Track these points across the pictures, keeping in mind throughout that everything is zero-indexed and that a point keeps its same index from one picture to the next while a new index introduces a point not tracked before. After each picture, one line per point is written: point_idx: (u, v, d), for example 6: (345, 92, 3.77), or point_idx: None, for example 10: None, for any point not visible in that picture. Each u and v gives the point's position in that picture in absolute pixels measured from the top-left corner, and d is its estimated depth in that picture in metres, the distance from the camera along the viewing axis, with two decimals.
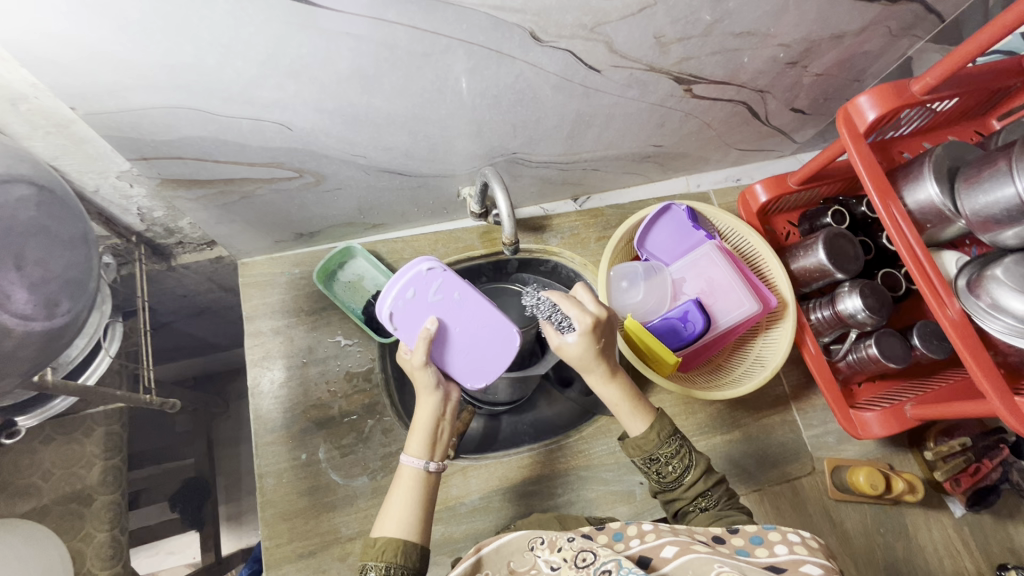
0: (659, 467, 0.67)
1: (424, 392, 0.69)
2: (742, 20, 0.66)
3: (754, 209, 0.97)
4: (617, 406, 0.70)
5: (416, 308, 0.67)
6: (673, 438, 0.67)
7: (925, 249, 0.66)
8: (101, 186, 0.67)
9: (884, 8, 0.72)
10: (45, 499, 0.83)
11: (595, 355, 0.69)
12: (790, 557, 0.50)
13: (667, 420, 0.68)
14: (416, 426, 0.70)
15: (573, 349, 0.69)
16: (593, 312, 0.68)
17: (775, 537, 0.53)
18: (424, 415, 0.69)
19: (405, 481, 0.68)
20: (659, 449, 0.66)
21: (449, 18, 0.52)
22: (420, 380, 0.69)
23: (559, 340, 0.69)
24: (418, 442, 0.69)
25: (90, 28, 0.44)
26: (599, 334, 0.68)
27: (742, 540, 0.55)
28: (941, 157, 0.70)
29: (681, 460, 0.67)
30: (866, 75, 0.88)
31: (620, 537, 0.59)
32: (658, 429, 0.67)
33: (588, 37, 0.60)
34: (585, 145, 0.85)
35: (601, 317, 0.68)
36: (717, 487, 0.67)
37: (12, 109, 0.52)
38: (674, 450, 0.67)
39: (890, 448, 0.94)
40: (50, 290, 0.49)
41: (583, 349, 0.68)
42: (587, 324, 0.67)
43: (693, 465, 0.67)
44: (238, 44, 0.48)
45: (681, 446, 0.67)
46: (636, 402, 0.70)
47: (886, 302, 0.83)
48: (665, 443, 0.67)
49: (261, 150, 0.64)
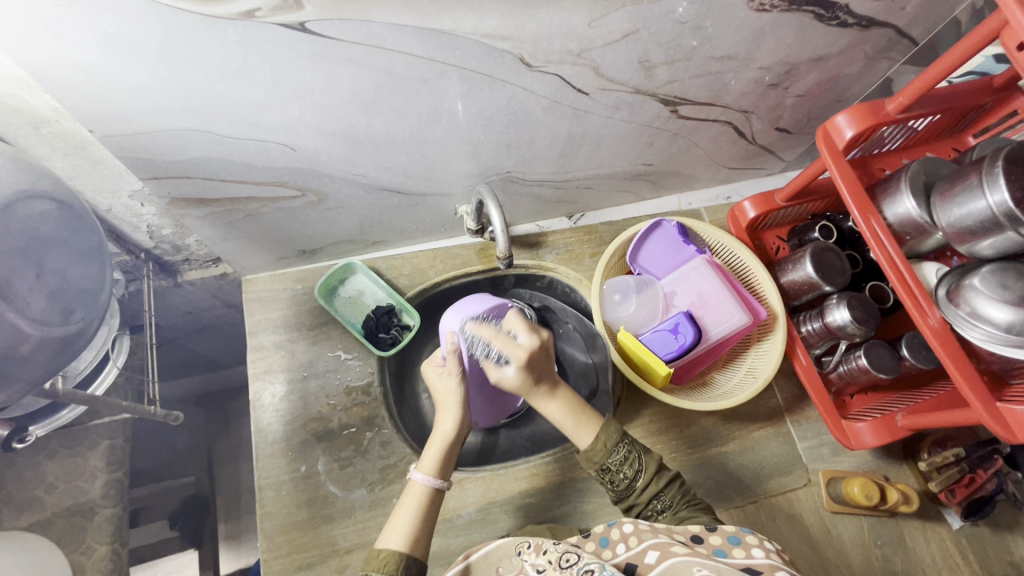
0: (612, 475, 0.69)
1: (447, 407, 0.73)
2: (722, 45, 0.69)
3: (743, 225, 0.99)
4: (564, 423, 0.72)
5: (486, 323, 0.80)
6: (619, 444, 0.70)
7: (905, 261, 0.68)
8: (113, 205, 0.70)
9: (859, 32, 0.76)
10: (48, 512, 0.85)
11: (532, 384, 0.72)
12: (766, 561, 0.51)
13: (614, 428, 0.71)
14: (433, 440, 0.72)
15: (512, 381, 0.71)
16: (526, 345, 0.71)
17: (752, 540, 0.55)
18: (444, 429, 0.72)
19: (413, 497, 0.68)
20: (606, 456, 0.69)
21: (444, 45, 0.56)
22: (443, 392, 0.74)
23: (498, 374, 0.72)
24: (431, 458, 0.71)
25: (111, 56, 0.47)
26: (534, 366, 0.71)
27: (720, 539, 0.57)
28: (918, 172, 0.73)
29: (631, 465, 0.69)
30: (848, 95, 0.92)
31: (606, 542, 0.60)
32: (604, 437, 0.70)
33: (576, 62, 0.64)
34: (577, 164, 0.88)
35: (534, 346, 0.71)
36: (671, 488, 0.69)
37: (34, 131, 0.55)
38: (622, 455, 0.69)
39: (884, 460, 0.94)
40: (65, 300, 0.53)
41: (521, 381, 0.71)
42: (521, 360, 0.70)
43: (642, 469, 0.69)
44: (248, 70, 0.52)
45: (630, 451, 0.70)
46: (579, 417, 0.72)
47: (874, 313, 0.84)
48: (614, 449, 0.69)
49: (267, 170, 0.67)
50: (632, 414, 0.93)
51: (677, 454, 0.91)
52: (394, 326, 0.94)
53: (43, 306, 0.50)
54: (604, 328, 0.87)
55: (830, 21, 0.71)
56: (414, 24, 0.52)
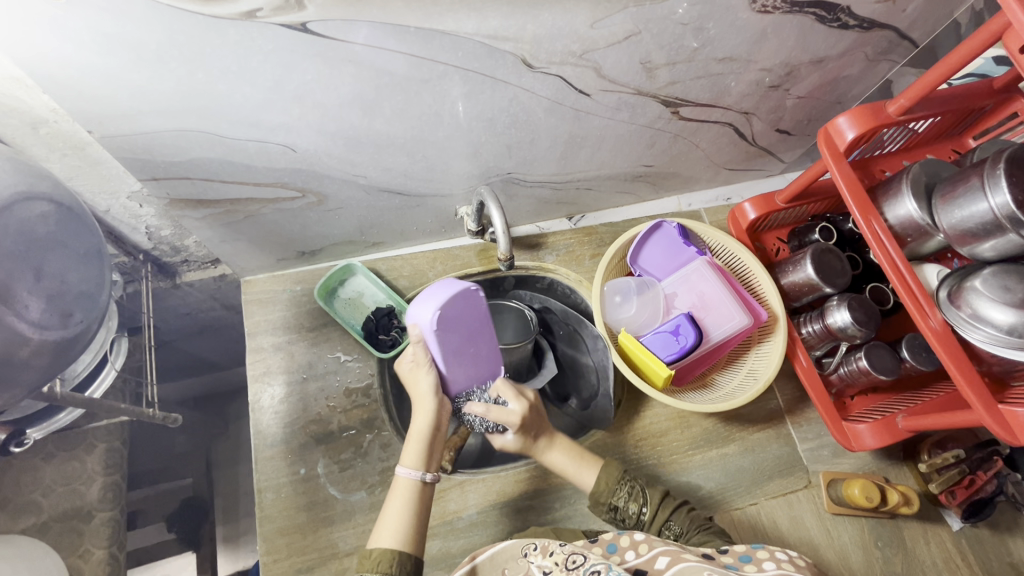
0: (621, 513, 0.73)
1: (422, 399, 0.73)
2: (724, 46, 0.69)
3: (743, 226, 0.99)
4: (569, 468, 0.76)
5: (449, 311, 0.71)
6: (622, 479, 0.74)
7: (907, 263, 0.68)
8: (111, 206, 0.69)
9: (860, 34, 0.76)
10: (45, 516, 0.82)
11: (529, 441, 0.77)
12: (779, 574, 0.51)
13: (614, 466, 0.75)
14: (412, 435, 0.72)
15: (513, 443, 0.77)
16: (517, 411, 0.75)
17: (763, 555, 0.54)
18: (420, 425, 0.72)
19: (400, 491, 0.68)
20: (610, 494, 0.73)
21: (445, 46, 0.55)
22: (419, 388, 0.73)
23: (499, 439, 0.78)
24: (414, 452, 0.71)
25: (110, 56, 0.47)
26: (528, 430, 0.76)
27: (732, 557, 0.56)
28: (918, 175, 0.73)
29: (636, 499, 0.73)
30: (848, 97, 0.92)
31: (614, 548, 0.59)
32: (606, 477, 0.74)
33: (578, 63, 0.64)
34: (577, 166, 0.88)
35: (524, 411, 0.76)
36: (679, 515, 0.72)
37: (32, 131, 0.55)
38: (626, 490, 0.74)
39: (885, 462, 0.94)
40: (64, 303, 0.53)
41: (520, 442, 0.77)
42: (518, 425, 0.75)
43: (647, 501, 0.73)
44: (249, 71, 0.52)
45: (632, 485, 0.74)
46: (580, 458, 0.77)
47: (874, 315, 0.84)
48: (617, 487, 0.73)
49: (267, 170, 0.67)
50: (633, 416, 0.93)
51: (678, 456, 0.90)
52: (394, 326, 0.93)
53: (42, 309, 0.50)
54: (605, 329, 0.86)
55: (832, 22, 0.71)
56: (416, 25, 0.51)
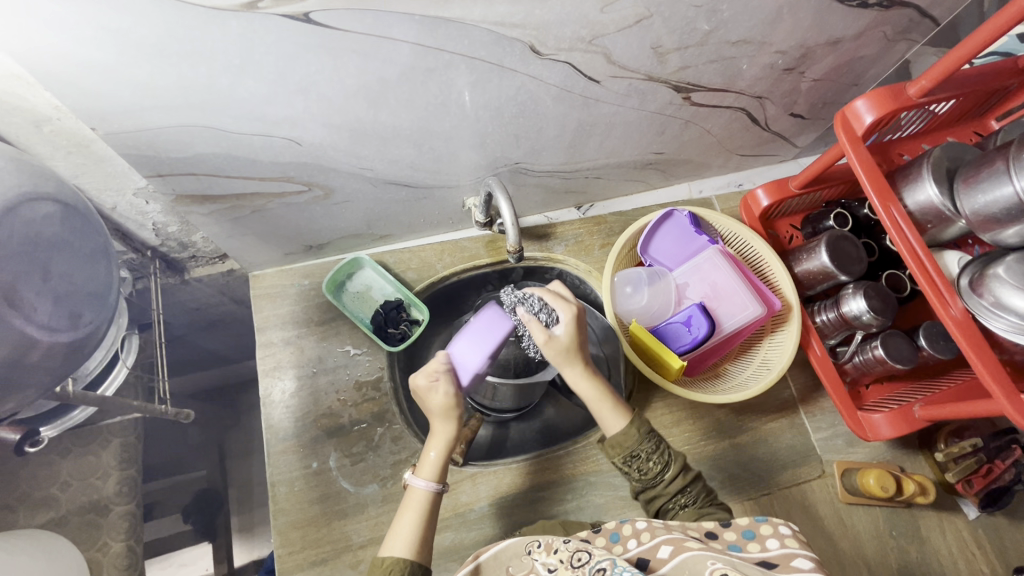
0: (640, 462, 0.68)
1: (438, 412, 0.70)
2: (737, 29, 0.67)
3: (756, 214, 0.98)
4: (597, 404, 0.72)
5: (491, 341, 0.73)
6: (650, 436, 0.69)
7: (926, 249, 0.66)
8: (118, 203, 0.69)
9: (878, 14, 0.73)
10: (62, 509, 0.85)
11: (567, 353, 0.73)
12: (781, 552, 0.51)
13: (644, 418, 0.70)
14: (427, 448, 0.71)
15: (547, 347, 0.73)
16: (573, 301, 0.75)
17: (767, 531, 0.54)
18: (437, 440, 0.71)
19: (413, 501, 0.68)
20: (637, 442, 0.68)
21: (452, 34, 0.54)
22: (435, 402, 0.70)
23: (543, 332, 0.72)
24: (431, 463, 0.70)
25: (108, 50, 0.46)
26: (572, 332, 0.73)
27: (735, 535, 0.56)
28: (940, 158, 0.70)
29: (660, 457, 0.68)
30: (865, 78, 0.89)
31: (617, 537, 0.58)
32: (633, 427, 0.69)
33: (587, 49, 0.62)
34: (586, 154, 0.87)
35: (579, 303, 0.76)
36: (696, 483, 0.68)
37: (36, 130, 0.54)
38: (653, 447, 0.69)
39: (900, 451, 0.93)
40: (74, 304, 0.53)
41: (568, 330, 0.73)
42: (569, 321, 0.73)
43: (672, 460, 0.68)
44: (251, 64, 0.50)
45: (659, 443, 0.69)
46: (614, 400, 0.72)
47: (891, 303, 0.83)
48: (643, 440, 0.69)
49: (272, 165, 0.66)
50: (644, 407, 0.92)
51: (690, 447, 0.90)
52: (406, 320, 0.93)
53: (50, 312, 0.50)
54: (614, 319, 0.85)
55: (850, 2, 0.69)
56: (421, 13, 0.50)
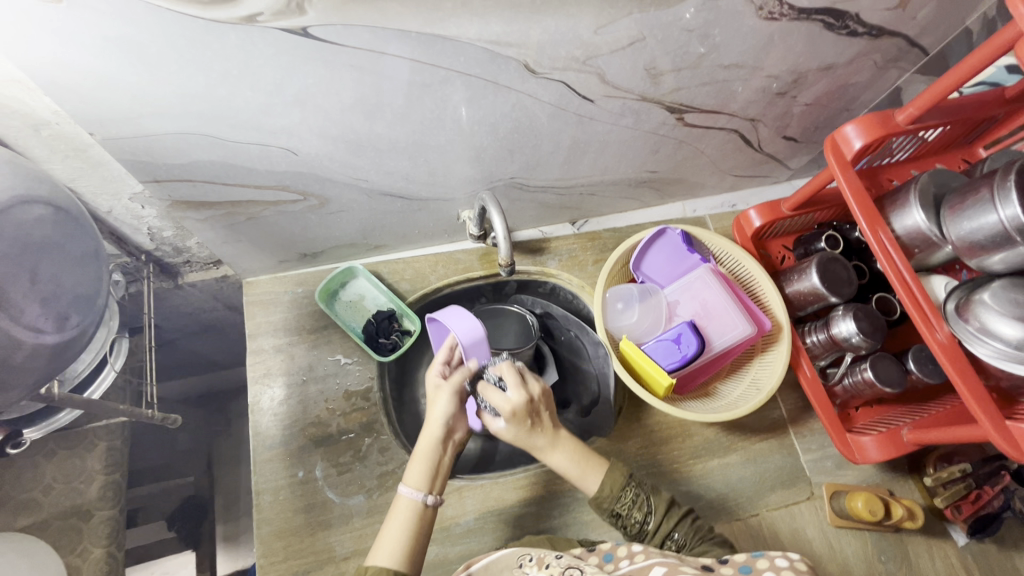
0: (623, 519, 0.70)
1: (431, 423, 0.73)
2: (730, 53, 0.69)
3: (748, 234, 0.98)
4: (571, 470, 0.73)
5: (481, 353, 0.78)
6: (627, 486, 0.71)
7: (913, 273, 0.67)
8: (114, 207, 0.69)
9: (869, 42, 0.75)
10: (44, 513, 0.83)
11: (529, 433, 0.73)
12: None
13: (620, 470, 0.72)
14: (416, 456, 0.72)
15: (506, 433, 0.74)
16: (509, 401, 0.71)
17: (763, 565, 0.54)
18: (426, 446, 0.72)
19: (401, 511, 0.68)
20: (614, 500, 0.70)
21: (447, 51, 0.55)
22: (434, 413, 0.74)
23: (493, 424, 0.75)
24: (416, 473, 0.71)
25: (108, 58, 0.46)
26: (522, 416, 0.72)
27: (731, 568, 0.55)
28: (927, 184, 0.71)
29: (640, 507, 0.70)
30: (856, 104, 0.91)
31: (610, 558, 0.59)
32: (610, 485, 0.71)
33: (581, 68, 0.63)
34: (581, 171, 0.88)
35: (521, 401, 0.71)
36: (682, 525, 0.70)
37: (34, 134, 0.55)
38: (630, 498, 0.71)
39: (889, 474, 0.93)
40: (60, 306, 0.53)
41: (514, 432, 0.73)
42: (508, 412, 0.71)
43: (652, 510, 0.70)
44: (249, 74, 0.51)
45: (638, 493, 0.71)
46: (585, 459, 0.73)
47: (880, 326, 0.83)
48: (620, 493, 0.71)
49: (268, 174, 0.66)
50: (633, 424, 0.92)
51: (679, 465, 0.90)
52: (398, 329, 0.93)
53: (37, 313, 0.50)
54: (605, 335, 0.85)
55: (840, 30, 0.70)
56: (417, 30, 0.51)
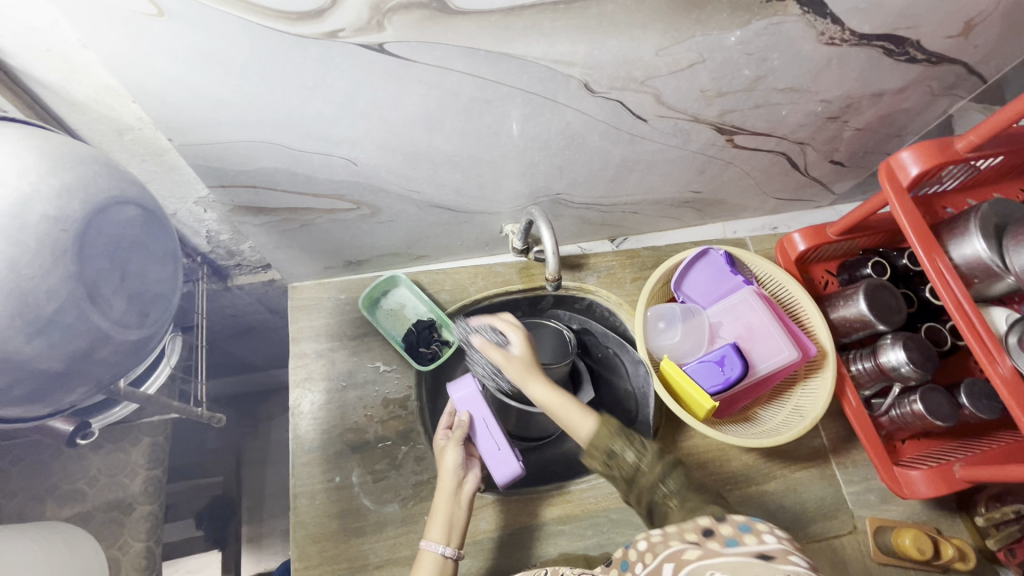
0: (616, 461, 0.70)
1: (444, 474, 0.76)
2: (786, 77, 0.69)
3: (791, 258, 0.97)
4: (562, 412, 0.76)
5: (476, 407, 0.81)
6: (618, 434, 0.71)
7: (973, 303, 0.65)
8: (178, 210, 0.72)
9: (926, 69, 0.74)
10: (88, 505, 0.85)
11: (528, 367, 0.80)
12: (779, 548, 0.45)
13: (614, 418, 0.73)
14: (433, 512, 0.74)
15: (508, 364, 0.80)
16: (518, 355, 0.80)
17: (760, 528, 0.48)
18: (441, 500, 0.74)
19: (423, 565, 0.69)
20: (609, 439, 0.71)
21: (512, 69, 0.56)
22: (445, 464, 0.77)
23: (496, 356, 0.80)
24: (436, 527, 0.72)
25: (196, 69, 0.49)
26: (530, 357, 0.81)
27: (731, 528, 0.50)
28: (988, 214, 0.70)
29: (631, 447, 0.70)
30: (908, 130, 0.90)
31: (626, 566, 0.54)
32: (602, 429, 0.72)
33: (638, 89, 0.64)
34: (626, 189, 0.88)
35: (524, 354, 0.80)
36: (675, 477, 0.67)
37: (117, 138, 0.57)
38: (621, 439, 0.71)
39: (937, 512, 0.89)
40: (143, 303, 0.55)
41: (519, 369, 0.79)
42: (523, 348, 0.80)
43: (645, 449, 0.69)
44: (323, 87, 0.53)
45: (630, 437, 0.71)
46: (579, 404, 0.76)
47: (932, 356, 0.81)
48: (614, 436, 0.71)
49: (327, 182, 0.68)
50: (670, 446, 0.91)
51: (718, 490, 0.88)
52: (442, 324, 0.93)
53: (123, 309, 0.53)
54: (646, 354, 0.84)
55: (899, 56, 0.70)
56: (486, 48, 0.52)
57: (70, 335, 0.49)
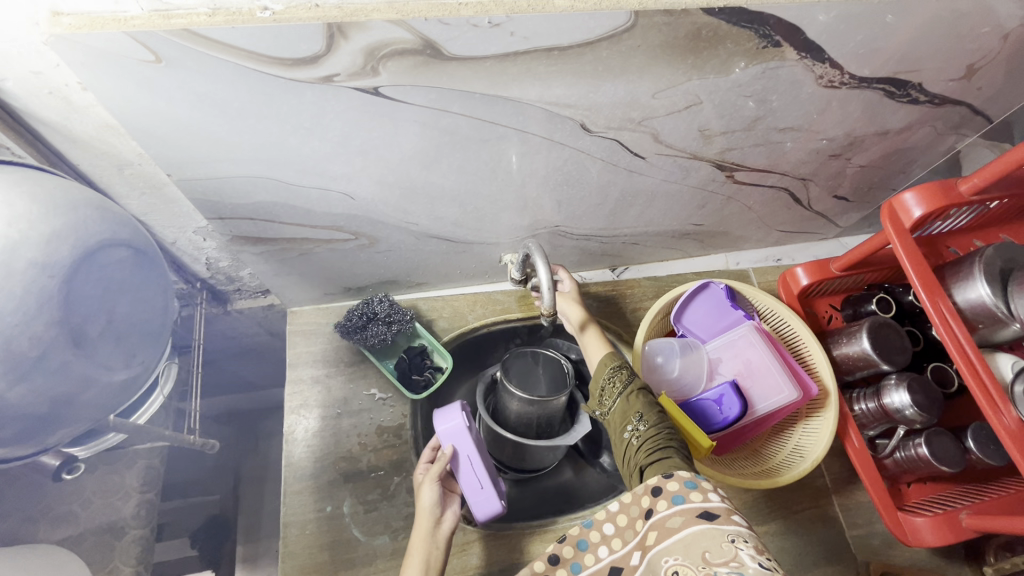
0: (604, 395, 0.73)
1: (423, 511, 0.72)
2: (786, 117, 0.68)
3: (794, 292, 0.96)
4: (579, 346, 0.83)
5: (462, 442, 0.77)
6: (614, 369, 0.74)
7: (977, 349, 0.63)
8: (178, 239, 0.73)
9: (930, 109, 0.73)
10: (81, 527, 0.85)
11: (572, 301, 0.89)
12: (724, 506, 0.49)
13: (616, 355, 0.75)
14: (409, 552, 0.69)
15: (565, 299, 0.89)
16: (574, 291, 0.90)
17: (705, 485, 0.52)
18: (419, 540, 0.70)
19: None
20: (603, 375, 0.74)
21: (508, 111, 0.57)
22: (422, 501, 0.73)
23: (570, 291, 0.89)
24: (412, 568, 0.68)
25: (194, 110, 0.49)
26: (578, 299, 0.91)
27: (675, 484, 0.52)
28: (993, 258, 0.68)
29: (620, 387, 0.72)
30: (913, 167, 0.89)
31: (584, 546, 0.53)
32: (598, 367, 0.75)
33: (635, 129, 0.64)
34: (626, 222, 0.88)
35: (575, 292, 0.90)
36: (649, 417, 0.67)
37: (118, 173, 0.58)
38: (614, 377, 0.73)
39: (944, 559, 0.87)
40: (131, 344, 0.58)
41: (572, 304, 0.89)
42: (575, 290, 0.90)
43: (628, 388, 0.71)
44: (319, 127, 0.54)
45: (625, 376, 0.73)
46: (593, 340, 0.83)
47: (937, 400, 0.79)
48: (608, 374, 0.74)
49: (325, 215, 0.69)
50: None
51: None
52: (377, 321, 0.90)
53: (110, 351, 0.55)
54: None
55: (901, 97, 0.69)
56: (482, 91, 0.53)
57: (56, 379, 0.50)
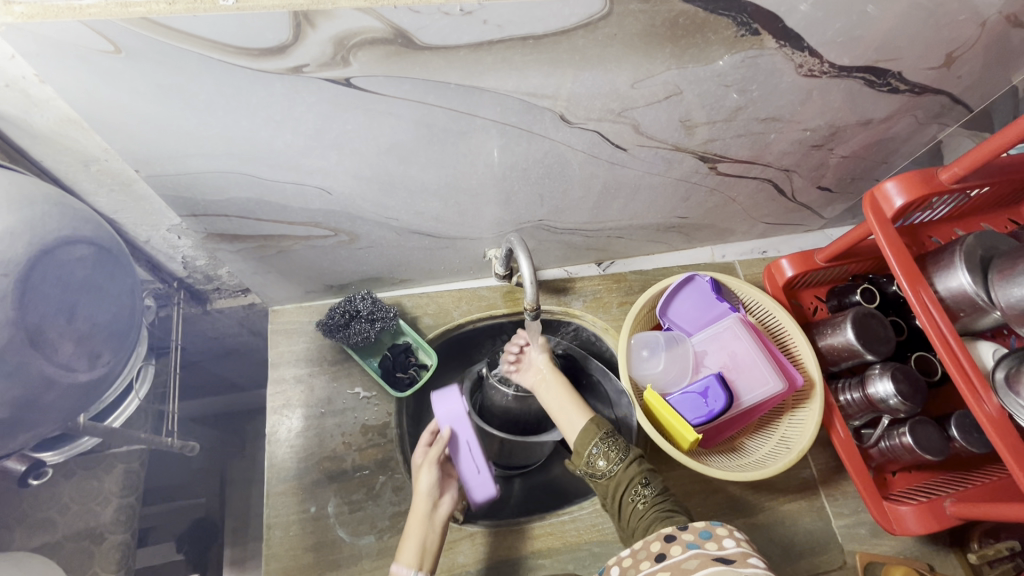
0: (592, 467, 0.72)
1: (420, 494, 0.73)
2: (767, 107, 0.68)
3: (779, 284, 0.96)
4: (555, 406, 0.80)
5: (462, 427, 0.79)
6: (602, 438, 0.73)
7: (958, 338, 0.63)
8: (152, 237, 0.72)
9: (910, 98, 0.73)
10: (59, 534, 0.80)
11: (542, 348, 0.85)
12: (738, 551, 0.50)
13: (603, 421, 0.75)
14: (406, 533, 0.71)
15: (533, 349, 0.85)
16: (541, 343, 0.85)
17: (722, 532, 0.54)
18: (415, 522, 0.71)
19: None
20: (589, 444, 0.73)
21: (484, 102, 0.55)
22: (420, 484, 0.74)
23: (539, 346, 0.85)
24: (408, 551, 0.69)
25: (159, 103, 0.48)
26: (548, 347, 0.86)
27: (693, 535, 0.55)
28: (973, 247, 0.69)
29: (611, 457, 0.71)
30: (895, 157, 0.89)
31: None
32: (582, 439, 0.73)
33: (615, 120, 0.63)
34: (610, 215, 0.87)
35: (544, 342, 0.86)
36: (653, 484, 0.69)
37: (83, 169, 0.57)
38: (602, 448, 0.72)
39: (930, 547, 0.87)
40: (93, 344, 0.58)
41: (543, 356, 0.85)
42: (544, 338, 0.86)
43: (623, 458, 0.71)
44: (290, 120, 0.52)
45: (613, 445, 0.72)
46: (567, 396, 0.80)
47: (921, 388, 0.79)
48: (592, 445, 0.73)
49: (302, 211, 0.68)
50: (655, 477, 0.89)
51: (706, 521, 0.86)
52: (361, 318, 0.88)
53: (72, 351, 0.54)
54: (629, 383, 0.83)
55: (880, 87, 0.69)
56: (457, 81, 0.52)
57: (14, 381, 0.49)
